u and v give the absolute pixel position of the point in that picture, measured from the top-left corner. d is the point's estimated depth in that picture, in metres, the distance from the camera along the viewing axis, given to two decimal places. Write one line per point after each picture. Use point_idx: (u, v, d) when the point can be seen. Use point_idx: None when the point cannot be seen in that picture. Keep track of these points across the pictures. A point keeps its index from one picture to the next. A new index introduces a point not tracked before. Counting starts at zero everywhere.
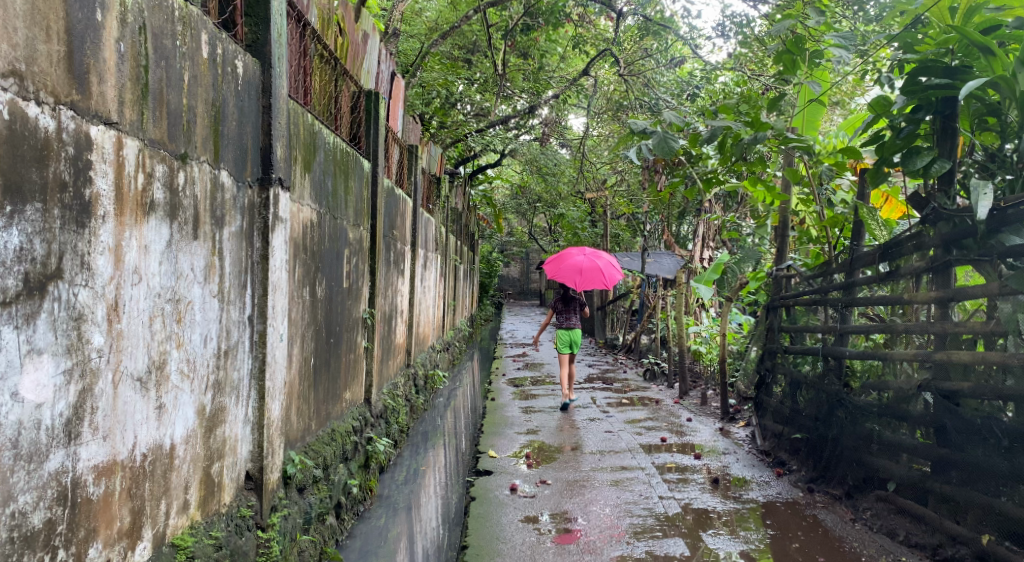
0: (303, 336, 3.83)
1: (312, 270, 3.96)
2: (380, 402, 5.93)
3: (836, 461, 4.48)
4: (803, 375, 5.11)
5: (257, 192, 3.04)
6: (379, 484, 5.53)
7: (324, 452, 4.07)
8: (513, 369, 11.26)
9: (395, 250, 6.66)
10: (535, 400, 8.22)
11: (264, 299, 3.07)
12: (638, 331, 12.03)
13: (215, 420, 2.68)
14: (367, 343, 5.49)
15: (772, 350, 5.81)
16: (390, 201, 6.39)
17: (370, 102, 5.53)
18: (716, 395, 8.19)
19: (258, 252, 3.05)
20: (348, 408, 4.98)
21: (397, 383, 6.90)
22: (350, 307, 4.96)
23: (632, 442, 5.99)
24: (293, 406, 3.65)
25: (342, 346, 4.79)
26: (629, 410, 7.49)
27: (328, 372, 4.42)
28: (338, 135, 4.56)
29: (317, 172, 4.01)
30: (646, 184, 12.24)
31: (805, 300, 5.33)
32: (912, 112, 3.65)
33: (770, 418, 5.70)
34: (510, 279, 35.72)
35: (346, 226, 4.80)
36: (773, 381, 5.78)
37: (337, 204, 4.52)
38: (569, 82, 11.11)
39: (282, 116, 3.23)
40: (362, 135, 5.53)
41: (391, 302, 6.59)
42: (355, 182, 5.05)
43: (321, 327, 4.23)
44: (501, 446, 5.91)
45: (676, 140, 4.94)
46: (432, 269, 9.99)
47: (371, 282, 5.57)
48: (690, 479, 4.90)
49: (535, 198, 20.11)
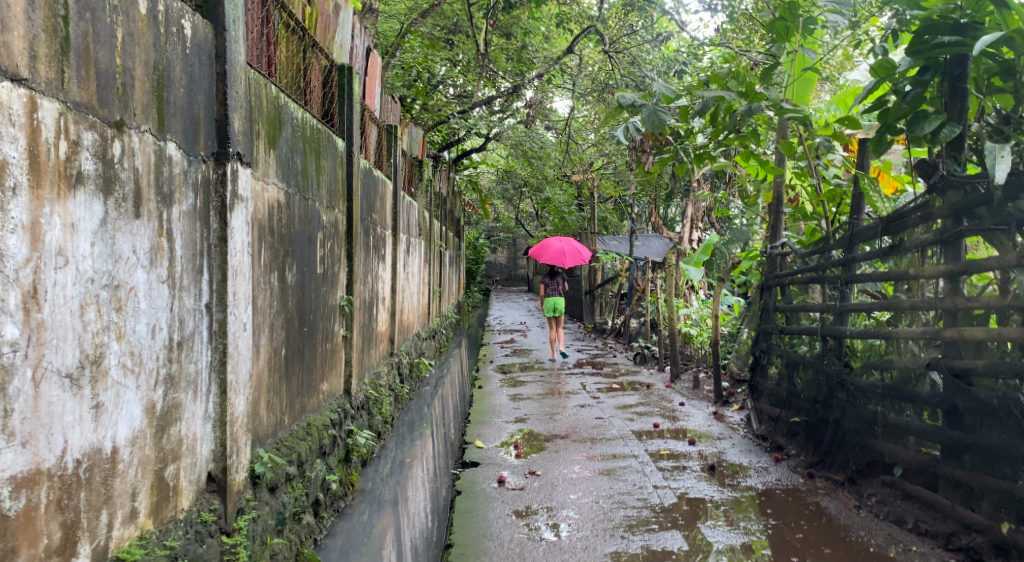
0: (273, 325, 3.61)
1: (280, 256, 3.73)
2: (361, 393, 5.69)
3: (837, 446, 4.29)
4: (800, 356, 4.92)
5: (213, 167, 2.80)
6: (362, 478, 5.32)
7: (300, 448, 3.82)
8: (501, 356, 11.05)
9: (374, 234, 6.41)
10: (523, 387, 8.02)
11: (223, 285, 2.83)
12: (627, 315, 11.83)
13: (169, 418, 2.44)
14: (346, 331, 5.26)
15: (767, 330, 5.62)
16: (367, 182, 6.14)
17: (343, 77, 5.30)
18: (708, 378, 8.00)
19: (215, 233, 2.81)
20: (326, 400, 4.74)
21: (380, 373, 6.66)
22: (326, 293, 4.72)
23: (624, 429, 5.79)
24: (261, 400, 3.43)
25: (318, 335, 4.56)
26: (620, 395, 7.29)
27: (302, 362, 4.18)
28: (308, 111, 4.32)
29: (283, 148, 3.77)
30: (633, 165, 12.04)
31: (799, 278, 5.14)
32: (918, 74, 3.42)
33: (766, 401, 5.50)
34: (498, 266, 35.42)
35: (319, 208, 4.55)
36: (768, 362, 5.57)
37: (308, 184, 4.28)
38: (554, 62, 10.88)
39: (239, 85, 2.98)
40: (336, 111, 5.26)
41: (372, 289, 6.36)
42: (329, 161, 4.82)
43: (294, 316, 4.00)
44: (488, 436, 5.68)
45: (667, 114, 4.68)
46: (416, 255, 9.72)
47: (349, 268, 5.34)
48: (685, 466, 4.69)
49: (522, 183, 19.85)
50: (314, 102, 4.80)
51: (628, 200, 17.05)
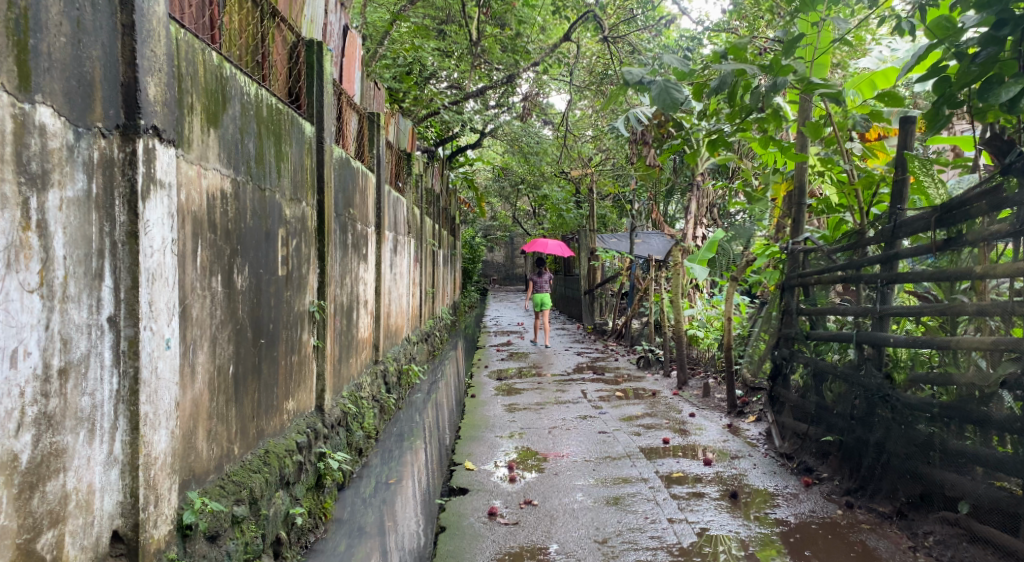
0: (215, 339, 3.04)
1: (225, 257, 3.15)
2: (336, 409, 5.07)
3: (881, 471, 3.70)
4: (831, 366, 4.34)
5: (117, 143, 2.21)
6: (338, 504, 4.72)
7: (252, 483, 3.22)
8: (496, 359, 10.46)
9: (353, 232, 5.82)
10: (519, 395, 7.42)
11: (134, 294, 2.25)
12: (628, 315, 11.23)
13: (45, 471, 1.91)
14: (317, 340, 4.66)
15: (789, 335, 5.03)
16: (343, 172, 5.55)
17: (312, 53, 4.71)
18: (718, 384, 7.41)
19: (122, 228, 2.23)
20: (292, 420, 4.15)
21: (361, 383, 6.07)
22: (290, 299, 4.13)
23: (631, 446, 5.19)
24: (200, 428, 2.86)
25: (281, 346, 3.98)
26: (624, 405, 6.70)
27: (259, 378, 3.61)
28: (263, 87, 3.73)
29: (227, 128, 3.18)
30: (633, 158, 11.46)
31: (827, 277, 4.56)
32: (991, 29, 2.86)
33: (789, 414, 4.90)
34: (495, 264, 34.75)
35: (280, 201, 3.97)
36: (791, 370, 4.98)
37: (264, 171, 3.70)
38: (549, 52, 10.32)
39: (157, 43, 2.39)
40: (302, 91, 4.68)
41: (351, 292, 5.77)
42: (294, 148, 4.25)
43: (246, 326, 3.43)
44: (479, 455, 5.08)
45: (679, 91, 4.06)
46: (404, 254, 9.14)
47: (321, 269, 4.73)
48: (703, 493, 4.11)
49: (518, 179, 19.25)
50: (276, 80, 4.21)
51: (627, 196, 16.45)
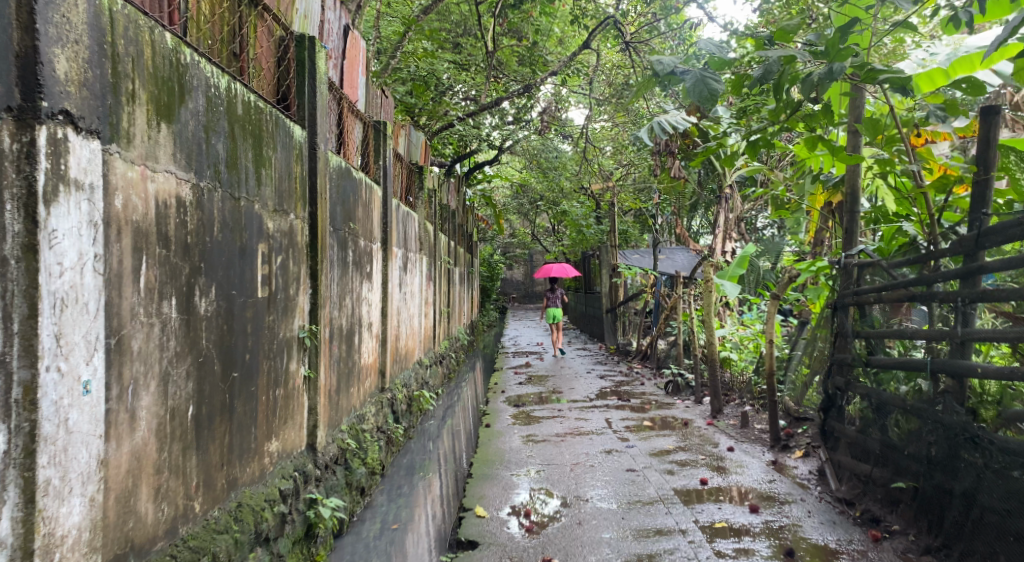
0: (167, 375, 2.50)
1: (182, 277, 2.63)
2: (332, 446, 4.56)
3: (970, 530, 3.15)
4: (900, 399, 3.75)
5: (9, 131, 1.87)
6: (334, 555, 4.16)
7: (215, 548, 2.69)
8: (515, 383, 9.90)
9: (354, 248, 5.31)
10: (539, 425, 6.85)
11: (32, 324, 1.88)
12: (653, 336, 10.63)
13: None
14: (309, 371, 4.14)
15: (842, 362, 4.44)
16: (343, 183, 5.04)
17: (303, 49, 4.17)
18: (756, 412, 6.80)
19: (18, 240, 1.87)
20: (277, 464, 3.62)
21: (365, 415, 5.54)
22: (274, 324, 3.60)
23: (663, 487, 4.62)
24: (141, 485, 2.32)
25: (262, 379, 3.45)
26: (654, 437, 6.11)
27: (232, 418, 3.07)
28: (238, 81, 3.21)
29: (185, 124, 2.68)
30: (656, 171, 10.93)
31: (891, 295, 3.97)
32: None
33: (846, 453, 4.31)
34: (515, 282, 34.19)
35: (262, 214, 3.46)
36: (847, 401, 4.38)
37: (239, 177, 3.19)
38: (568, 61, 9.82)
39: (74, 7, 2.04)
40: (293, 92, 4.16)
41: (351, 315, 5.24)
42: (280, 153, 3.74)
43: (213, 358, 2.90)
44: (493, 498, 4.53)
45: (719, 81, 3.45)
46: (416, 272, 8.63)
47: (314, 290, 4.21)
48: (752, 550, 3.55)
49: (537, 195, 18.76)
50: (258, 76, 3.72)
51: (650, 211, 15.87)
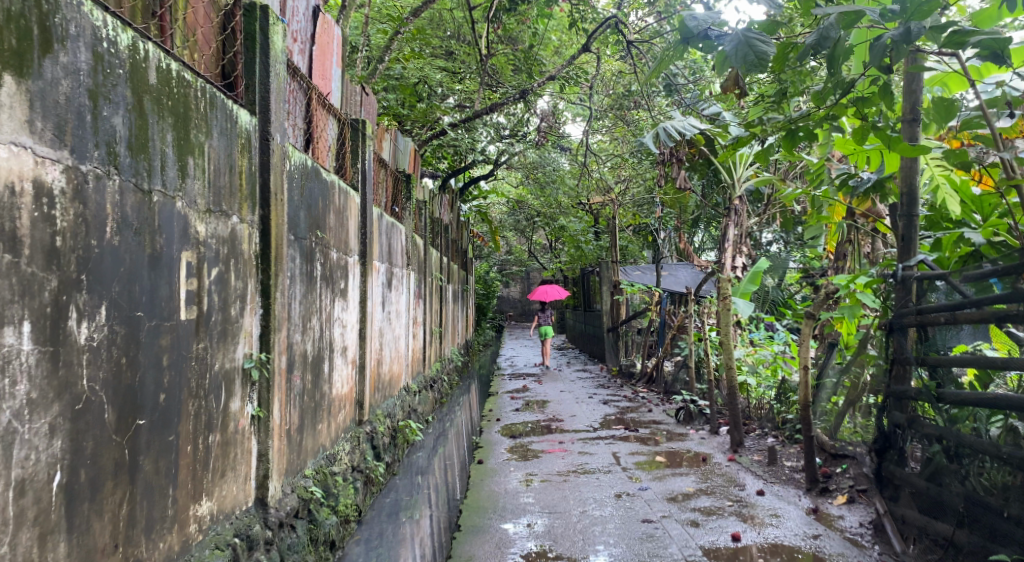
0: (11, 433, 1.86)
1: (44, 294, 1.95)
2: (292, 496, 3.78)
3: None
4: (991, 446, 3.03)
5: None
6: None
7: None
8: (511, 410, 9.12)
9: (323, 262, 4.56)
10: (538, 461, 6.07)
11: None
12: (659, 357, 9.88)
13: None
14: (258, 410, 3.38)
15: (899, 397, 3.68)
16: (307, 185, 4.30)
17: (251, 19, 3.44)
18: (782, 445, 6.03)
19: None
20: (210, 532, 2.86)
21: (336, 455, 4.77)
22: (206, 355, 2.86)
23: (688, 544, 3.85)
24: None
25: (188, 424, 2.70)
26: (669, 476, 5.33)
27: (137, 483, 2.34)
28: (153, 41, 2.49)
29: (50, 83, 1.99)
30: (660, 183, 10.21)
31: (969, 318, 3.25)
32: None
33: (914, 507, 3.55)
34: (511, 300, 33.46)
35: (189, 214, 2.73)
36: (909, 445, 3.61)
37: (154, 164, 2.47)
38: (566, 66, 9.13)
39: None
40: (239, 71, 3.41)
41: (318, 339, 4.46)
42: (217, 140, 3.00)
43: (103, 404, 2.17)
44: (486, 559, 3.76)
45: (767, 44, 2.75)
46: (403, 290, 7.88)
47: (266, 310, 3.45)
48: None
49: (534, 211, 18.07)
50: (190, 44, 2.98)
51: (651, 226, 15.15)
